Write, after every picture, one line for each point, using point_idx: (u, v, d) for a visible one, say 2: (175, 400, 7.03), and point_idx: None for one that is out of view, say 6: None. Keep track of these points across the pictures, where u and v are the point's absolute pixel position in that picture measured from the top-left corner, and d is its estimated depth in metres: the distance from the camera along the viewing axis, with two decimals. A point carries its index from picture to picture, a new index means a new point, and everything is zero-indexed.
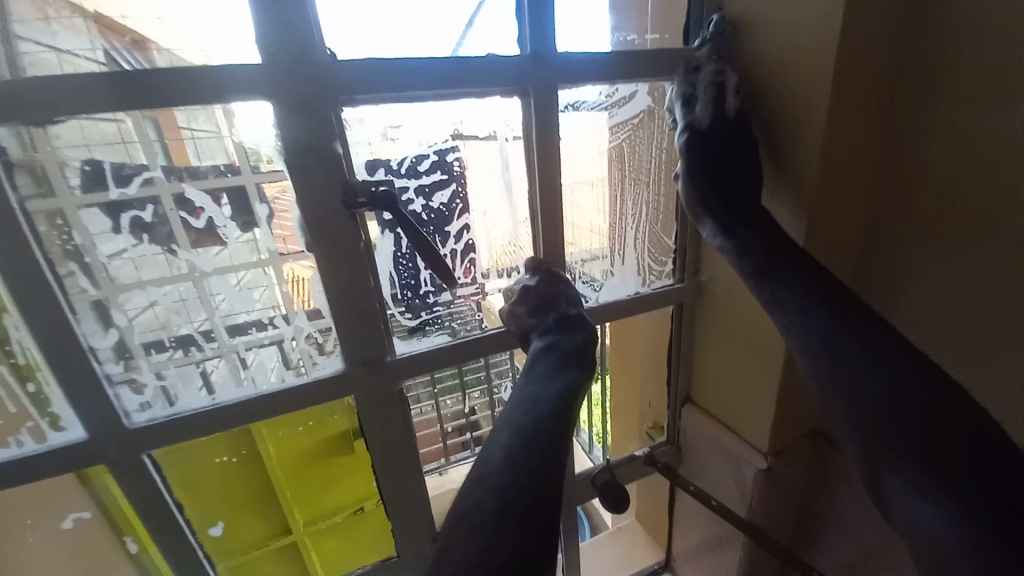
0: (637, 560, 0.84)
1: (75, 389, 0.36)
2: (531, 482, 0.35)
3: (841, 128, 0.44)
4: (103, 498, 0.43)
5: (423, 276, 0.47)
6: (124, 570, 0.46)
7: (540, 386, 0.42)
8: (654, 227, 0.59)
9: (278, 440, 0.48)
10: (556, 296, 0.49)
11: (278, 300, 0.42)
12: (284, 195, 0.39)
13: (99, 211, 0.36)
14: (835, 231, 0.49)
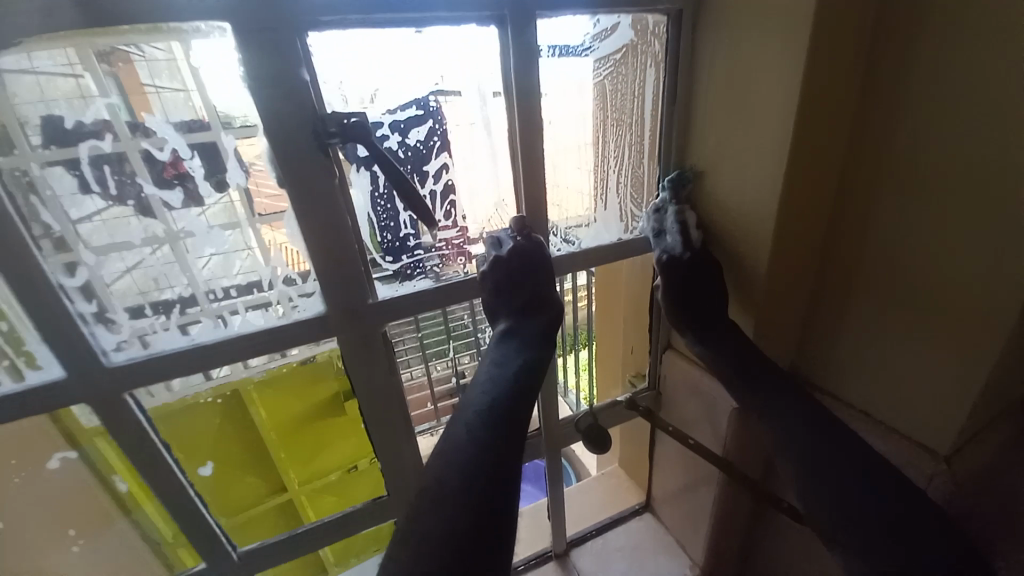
0: (619, 501, 0.88)
1: (48, 327, 0.36)
2: (496, 453, 0.36)
3: (801, 167, 0.47)
4: (96, 460, 0.46)
5: (402, 218, 0.47)
6: (119, 524, 0.50)
7: (503, 367, 0.42)
8: (636, 168, 0.59)
9: (269, 405, 0.54)
10: (528, 267, 0.48)
11: (260, 262, 0.42)
12: (260, 160, 0.39)
13: (63, 170, 0.35)
14: (792, 268, 0.54)
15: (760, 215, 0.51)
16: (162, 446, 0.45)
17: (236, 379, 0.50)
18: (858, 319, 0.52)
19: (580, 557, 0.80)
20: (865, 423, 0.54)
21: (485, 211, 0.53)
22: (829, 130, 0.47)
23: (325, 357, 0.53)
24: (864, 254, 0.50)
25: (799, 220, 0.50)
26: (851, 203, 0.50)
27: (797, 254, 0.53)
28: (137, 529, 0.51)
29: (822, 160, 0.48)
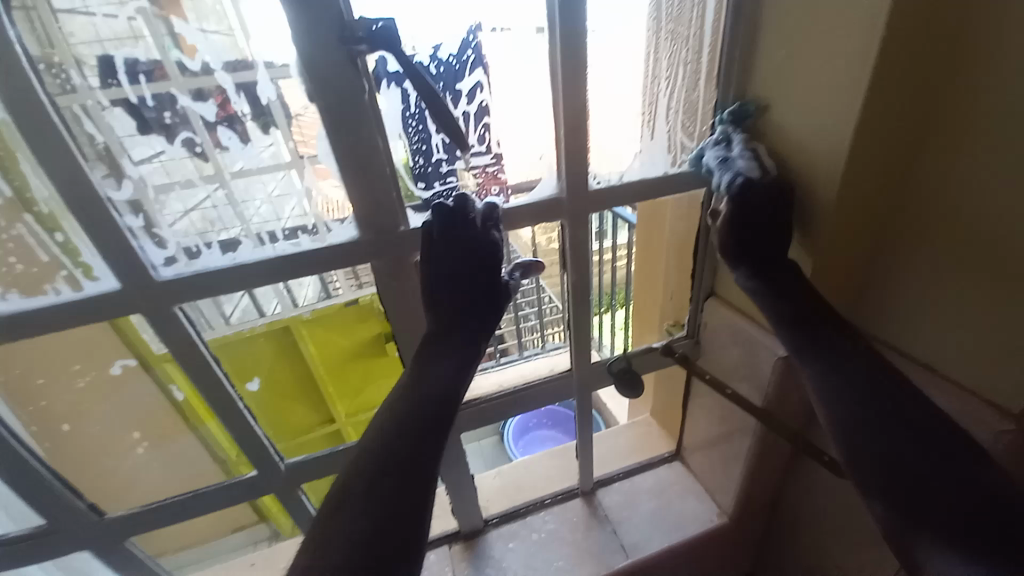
0: (649, 449, 0.88)
1: (102, 238, 0.38)
2: (420, 447, 0.39)
3: (878, 99, 0.42)
4: (161, 381, 0.53)
5: (434, 141, 0.45)
6: (188, 439, 0.58)
7: (428, 360, 0.44)
8: (691, 91, 0.53)
9: (323, 346, 0.60)
10: (465, 245, 0.44)
11: (306, 210, 0.44)
12: (306, 112, 0.40)
13: (124, 112, 0.37)
14: (862, 205, 0.49)
15: (826, 157, 0.46)
16: (211, 359, 0.48)
17: (288, 317, 0.54)
18: (929, 274, 0.48)
19: (605, 496, 0.82)
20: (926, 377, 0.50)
21: (525, 139, 0.49)
22: (911, 57, 0.42)
23: (366, 300, 0.54)
24: (943, 200, 0.45)
25: (869, 163, 0.46)
26: (931, 144, 0.45)
27: (864, 203, 0.49)
28: (202, 445, 0.59)
29: (900, 93, 0.43)
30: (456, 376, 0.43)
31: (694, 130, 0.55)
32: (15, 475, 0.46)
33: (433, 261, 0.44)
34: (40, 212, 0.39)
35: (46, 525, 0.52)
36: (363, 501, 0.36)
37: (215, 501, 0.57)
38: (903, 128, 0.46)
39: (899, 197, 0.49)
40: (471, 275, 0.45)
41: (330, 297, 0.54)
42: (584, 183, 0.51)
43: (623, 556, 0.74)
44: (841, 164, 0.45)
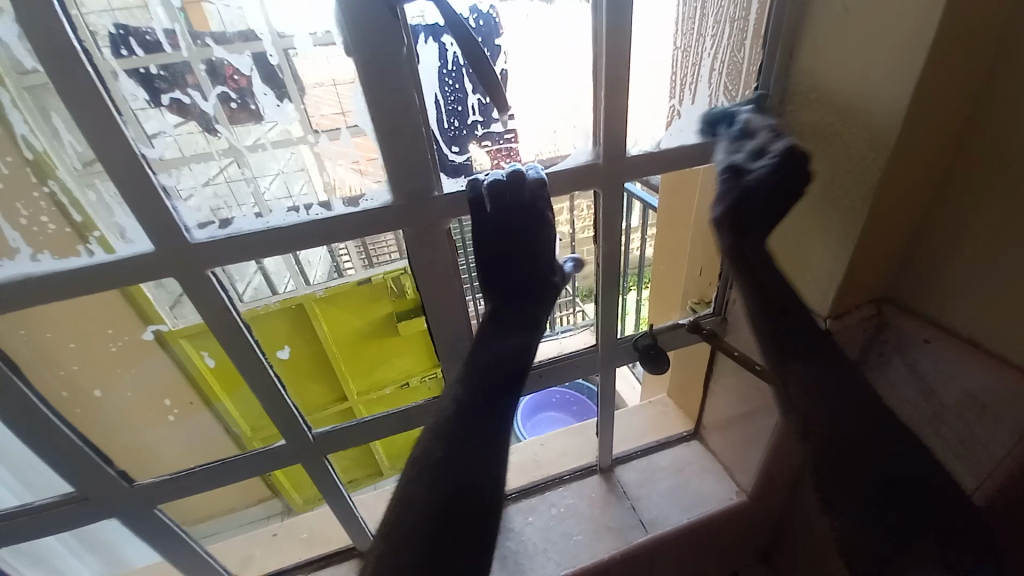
0: (667, 427, 0.88)
1: (136, 197, 0.37)
2: (477, 423, 0.44)
3: (938, 69, 0.40)
4: (180, 357, 0.53)
5: (470, 102, 0.45)
6: (204, 415, 0.59)
7: (491, 329, 0.49)
8: (735, 52, 0.52)
9: (333, 322, 0.63)
10: (516, 216, 0.46)
11: (319, 187, 0.43)
12: (325, 86, 0.40)
13: (164, 73, 0.37)
14: (913, 177, 0.47)
15: (876, 130, 0.45)
16: (243, 326, 0.47)
17: (302, 296, 0.55)
18: (980, 250, 0.47)
19: (624, 473, 0.82)
20: (972, 354, 0.49)
21: (562, 104, 0.48)
22: (979, 24, 0.40)
23: (379, 279, 0.57)
24: (997, 177, 0.44)
25: (922, 138, 0.44)
26: (992, 118, 0.43)
27: (913, 180, 0.47)
28: (217, 420, 0.59)
29: (964, 63, 0.41)
30: (516, 349, 0.48)
31: (736, 93, 0.54)
32: (48, 439, 0.46)
33: (491, 238, 0.47)
34: (75, 168, 0.38)
35: (78, 491, 0.52)
36: (434, 472, 0.42)
37: (243, 470, 0.57)
38: (962, 101, 0.44)
39: (951, 169, 0.47)
40: (527, 253, 0.49)
41: (342, 276, 0.56)
42: (622, 150, 0.49)
43: (643, 531, 0.74)
44: (893, 137, 0.44)
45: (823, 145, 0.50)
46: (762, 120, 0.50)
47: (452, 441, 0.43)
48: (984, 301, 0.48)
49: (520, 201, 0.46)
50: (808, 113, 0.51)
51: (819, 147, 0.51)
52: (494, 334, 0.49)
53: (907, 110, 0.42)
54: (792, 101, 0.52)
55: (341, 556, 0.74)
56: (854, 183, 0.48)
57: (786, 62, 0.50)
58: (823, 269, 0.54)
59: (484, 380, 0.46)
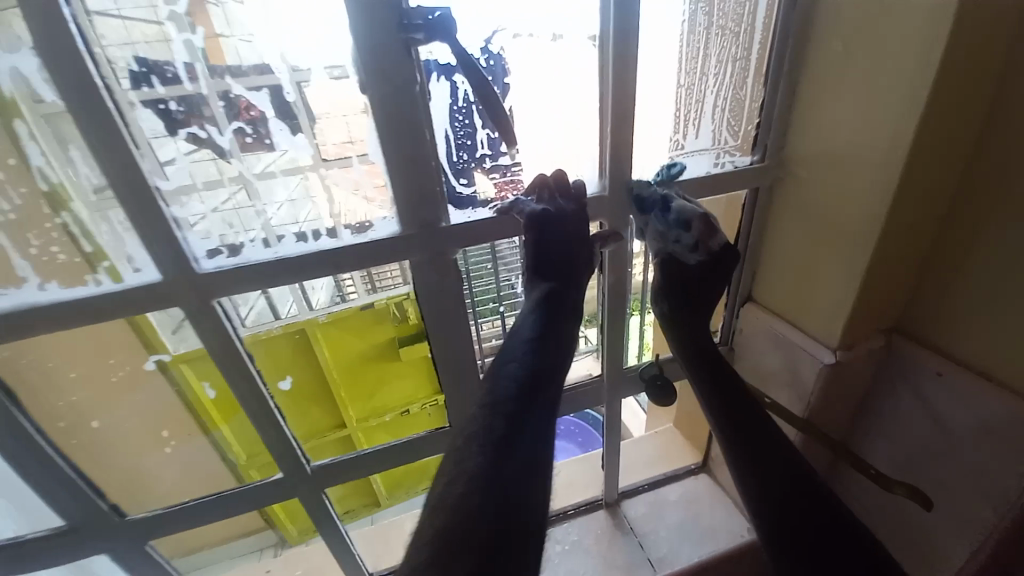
0: (673, 458, 0.86)
1: (148, 229, 0.38)
2: (522, 429, 0.37)
3: (941, 109, 0.41)
4: (181, 382, 0.51)
5: (480, 136, 0.46)
6: (202, 442, 0.56)
7: (533, 331, 0.43)
8: (738, 88, 0.53)
9: (332, 345, 0.56)
10: (565, 218, 0.46)
11: (326, 214, 0.44)
12: (339, 117, 0.41)
13: (184, 105, 0.37)
14: (919, 209, 0.47)
15: (879, 166, 0.45)
16: (247, 355, 0.47)
17: (303, 320, 0.52)
18: (990, 285, 0.47)
19: (630, 507, 0.79)
20: (986, 387, 0.48)
21: (569, 140, 0.50)
22: (979, 68, 0.41)
23: (382, 304, 0.54)
24: (1002, 214, 0.44)
25: (927, 175, 0.45)
26: (994, 157, 0.44)
27: (919, 215, 0.47)
28: (216, 448, 0.57)
29: (965, 105, 0.42)
30: (557, 359, 0.43)
31: (740, 128, 0.55)
32: (43, 468, 0.46)
33: (536, 241, 0.46)
34: (88, 199, 0.38)
35: (69, 524, 0.50)
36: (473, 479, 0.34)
37: (241, 502, 0.56)
38: (964, 141, 0.44)
39: (958, 199, 0.47)
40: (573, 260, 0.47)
41: (344, 301, 0.53)
42: (626, 181, 0.50)
43: (650, 569, 0.71)
44: (898, 174, 0.44)
45: (826, 177, 0.50)
46: (692, 205, 0.49)
47: (492, 452, 0.35)
48: (996, 335, 0.47)
49: (568, 208, 0.47)
50: (810, 145, 0.51)
51: (822, 179, 0.51)
52: (535, 332, 0.43)
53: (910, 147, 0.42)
54: (794, 135, 0.52)
55: None
56: (861, 216, 0.48)
57: (787, 97, 0.51)
58: (831, 301, 0.54)
59: (525, 384, 0.39)
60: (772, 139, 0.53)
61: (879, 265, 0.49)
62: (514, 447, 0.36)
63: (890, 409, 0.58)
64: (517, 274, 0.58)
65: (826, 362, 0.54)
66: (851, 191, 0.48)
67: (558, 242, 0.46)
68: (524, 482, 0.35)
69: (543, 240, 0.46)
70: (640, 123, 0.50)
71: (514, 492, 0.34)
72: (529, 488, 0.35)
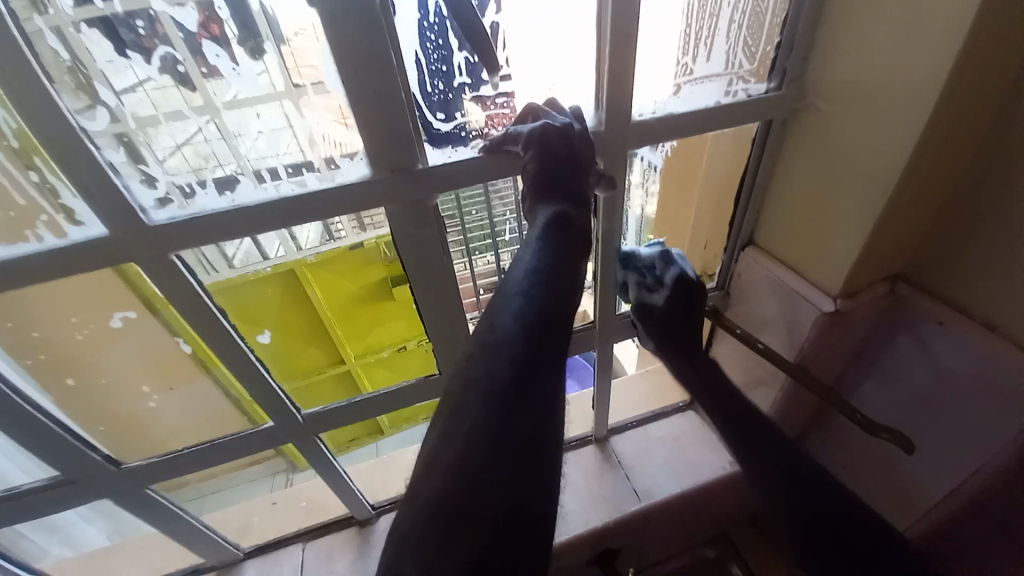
0: (664, 396, 0.87)
1: (84, 179, 0.34)
2: (516, 412, 0.31)
3: (986, 33, 0.35)
4: (172, 324, 0.48)
5: (457, 61, 0.40)
6: (204, 381, 0.55)
7: (541, 264, 0.37)
8: (757, 1, 0.46)
9: (322, 284, 0.54)
10: (564, 150, 0.41)
11: (302, 150, 0.39)
12: (298, 36, 0.35)
13: (101, 32, 0.32)
14: (951, 147, 0.42)
15: (910, 99, 0.40)
16: (219, 313, 0.46)
17: (291, 260, 0.49)
18: (1012, 232, 0.44)
19: (618, 443, 0.82)
20: (988, 337, 0.47)
21: (559, 67, 0.44)
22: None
23: (371, 244, 0.49)
24: None
25: (962, 109, 0.40)
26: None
27: (947, 154, 0.43)
28: (219, 387, 0.56)
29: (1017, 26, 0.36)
30: (569, 286, 0.37)
31: (757, 50, 0.48)
32: (24, 430, 0.45)
33: (540, 159, 0.41)
34: (8, 146, 0.33)
35: (64, 476, 0.51)
36: (457, 471, 0.29)
37: (236, 449, 0.57)
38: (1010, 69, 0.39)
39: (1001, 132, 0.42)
40: (579, 174, 0.42)
41: (334, 240, 0.48)
42: (626, 115, 0.45)
43: (635, 500, 0.75)
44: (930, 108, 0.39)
45: (850, 108, 0.45)
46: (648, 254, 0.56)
47: (495, 403, 0.31)
48: (1011, 284, 0.45)
49: (566, 141, 0.41)
50: (835, 71, 0.45)
51: (845, 110, 0.46)
52: (541, 257, 0.37)
53: (947, 78, 0.37)
54: (818, 58, 0.46)
55: (340, 524, 0.76)
56: (884, 156, 0.44)
57: (820, 8, 0.44)
58: (839, 247, 0.51)
59: (532, 317, 0.34)
60: (794, 64, 0.47)
61: (893, 209, 0.45)
62: (522, 397, 0.31)
63: (886, 355, 0.57)
64: (512, 209, 0.54)
65: (827, 311, 0.53)
66: (876, 125, 0.43)
67: (563, 159, 0.41)
68: (535, 440, 0.30)
69: (547, 160, 0.41)
70: (643, 45, 0.44)
71: (521, 452, 0.30)
72: (540, 450, 0.30)
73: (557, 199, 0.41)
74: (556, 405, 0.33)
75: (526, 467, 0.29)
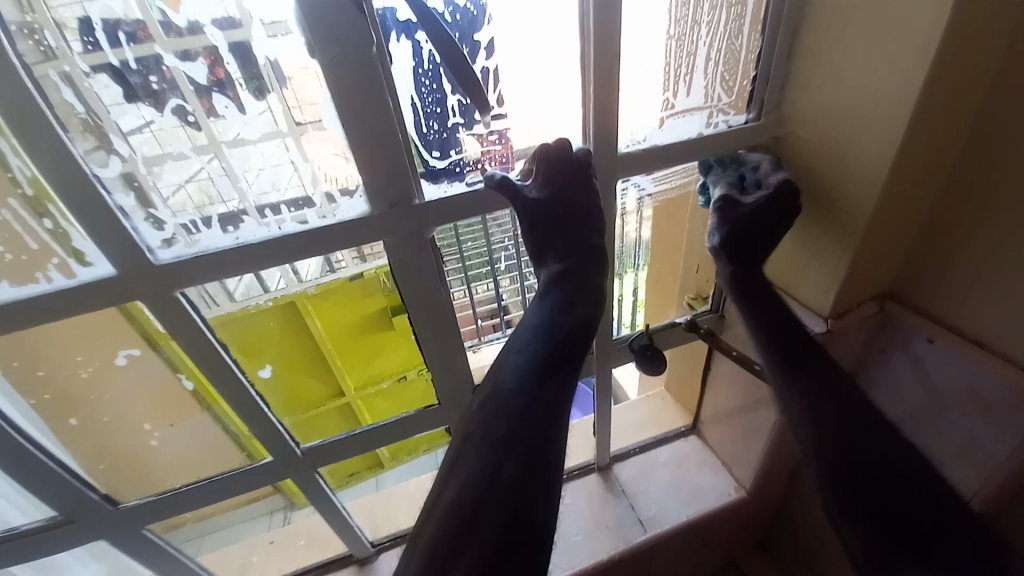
0: (667, 420, 0.86)
1: (94, 221, 0.36)
2: (501, 460, 0.36)
3: (945, 65, 0.38)
4: (174, 361, 0.49)
5: (450, 103, 0.42)
6: (204, 418, 0.55)
7: (539, 325, 0.43)
8: (733, 39, 0.48)
9: (323, 316, 0.54)
10: (571, 207, 0.47)
11: (306, 186, 0.41)
12: (302, 79, 0.37)
13: (109, 80, 0.34)
14: (924, 167, 0.44)
15: (884, 124, 0.42)
16: (218, 345, 0.47)
17: (294, 292, 0.49)
18: (992, 249, 0.45)
19: (621, 470, 0.81)
20: (977, 353, 0.48)
21: (549, 104, 0.47)
22: (994, 17, 0.37)
23: (372, 274, 0.50)
24: (1014, 172, 0.42)
25: (929, 133, 0.42)
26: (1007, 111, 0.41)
27: (925, 174, 0.45)
28: (220, 423, 0.55)
29: (976, 58, 0.39)
30: (569, 338, 0.43)
31: (734, 84, 0.51)
32: (24, 470, 0.46)
33: (546, 212, 0.46)
34: (23, 194, 0.35)
35: (65, 515, 0.51)
36: (449, 516, 0.35)
37: (234, 485, 0.57)
38: (970, 96, 0.41)
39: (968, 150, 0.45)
40: (581, 219, 0.47)
41: (334, 271, 0.49)
42: (613, 146, 0.48)
43: (642, 530, 0.73)
44: (899, 133, 0.41)
45: (824, 133, 0.47)
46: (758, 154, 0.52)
47: (494, 449, 0.37)
48: (998, 300, 0.46)
49: (576, 200, 0.46)
50: (806, 99, 0.48)
51: (820, 136, 0.48)
52: (540, 317, 0.44)
53: (912, 106, 0.40)
54: (791, 90, 0.49)
55: (340, 562, 0.74)
56: (860, 179, 0.46)
57: (787, 45, 0.47)
58: (828, 266, 0.52)
59: (529, 370, 0.40)
60: (768, 95, 0.50)
61: (876, 228, 0.47)
62: (520, 443, 0.37)
63: (883, 374, 0.58)
64: (510, 236, 0.56)
65: (818, 329, 0.54)
66: (851, 149, 0.46)
67: (562, 211, 0.47)
68: (531, 484, 0.35)
69: (538, 210, 0.46)
70: (626, 81, 0.46)
71: (520, 494, 0.35)
72: (536, 493, 0.35)
73: (560, 256, 0.48)
74: (559, 449, 0.38)
75: (522, 503, 0.35)
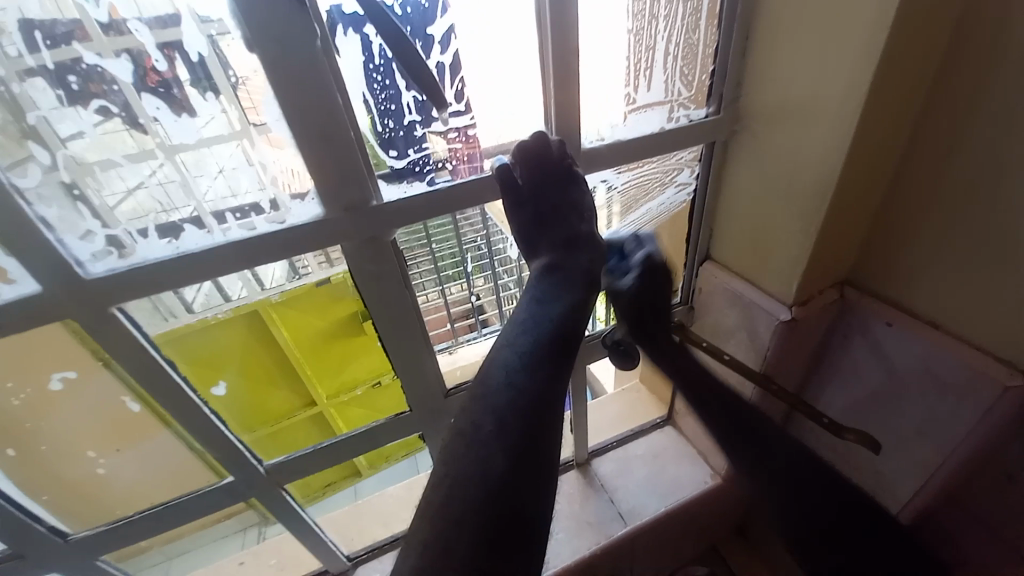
0: (642, 413, 0.87)
1: (13, 237, 0.33)
2: (490, 466, 0.34)
3: (892, 62, 0.39)
4: (125, 381, 0.46)
5: (405, 100, 0.41)
6: (157, 441, 0.51)
7: (531, 324, 0.42)
8: (691, 36, 0.49)
9: (287, 325, 0.51)
10: (564, 205, 0.47)
11: (263, 188, 0.39)
12: (254, 78, 0.35)
13: (45, 83, 0.31)
14: (875, 158, 0.46)
15: (834, 118, 0.43)
16: (167, 363, 0.44)
17: (255, 301, 0.46)
18: (943, 233, 0.46)
19: (600, 466, 0.81)
20: (930, 336, 0.49)
21: (511, 100, 0.46)
22: (937, 14, 0.38)
23: (339, 278, 0.48)
24: (957, 161, 0.43)
25: (880, 128, 0.43)
26: (949, 102, 0.42)
27: (877, 168, 0.47)
28: (180, 442, 0.52)
29: (920, 53, 0.40)
30: (565, 336, 0.41)
31: (693, 78, 0.51)
32: None
33: (537, 208, 0.46)
34: None
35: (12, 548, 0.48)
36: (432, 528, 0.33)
37: (196, 507, 0.54)
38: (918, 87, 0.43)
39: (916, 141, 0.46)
40: (571, 210, 0.48)
41: (299, 278, 0.46)
42: (575, 141, 0.47)
43: (621, 524, 0.74)
44: (850, 129, 0.42)
45: (779, 127, 0.48)
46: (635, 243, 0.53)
47: (483, 448, 0.35)
48: (946, 285, 0.48)
49: (566, 198, 0.47)
50: (761, 96, 0.49)
51: (775, 129, 0.49)
52: (532, 315, 0.42)
53: (863, 100, 0.40)
54: (747, 86, 0.50)
55: None
56: (816, 172, 0.47)
57: (742, 42, 0.48)
58: (787, 257, 0.53)
59: (518, 370, 0.39)
60: (726, 89, 0.50)
61: (833, 217, 0.48)
62: (508, 440, 0.35)
63: (844, 358, 0.60)
64: (482, 234, 0.56)
65: (782, 319, 0.55)
66: (805, 141, 0.47)
67: (552, 208, 0.47)
68: (524, 479, 0.34)
69: (527, 203, 0.46)
70: (586, 77, 0.46)
71: (512, 489, 0.34)
72: (530, 487, 0.34)
73: (548, 251, 0.47)
74: (552, 441, 0.37)
75: (513, 503, 0.33)
